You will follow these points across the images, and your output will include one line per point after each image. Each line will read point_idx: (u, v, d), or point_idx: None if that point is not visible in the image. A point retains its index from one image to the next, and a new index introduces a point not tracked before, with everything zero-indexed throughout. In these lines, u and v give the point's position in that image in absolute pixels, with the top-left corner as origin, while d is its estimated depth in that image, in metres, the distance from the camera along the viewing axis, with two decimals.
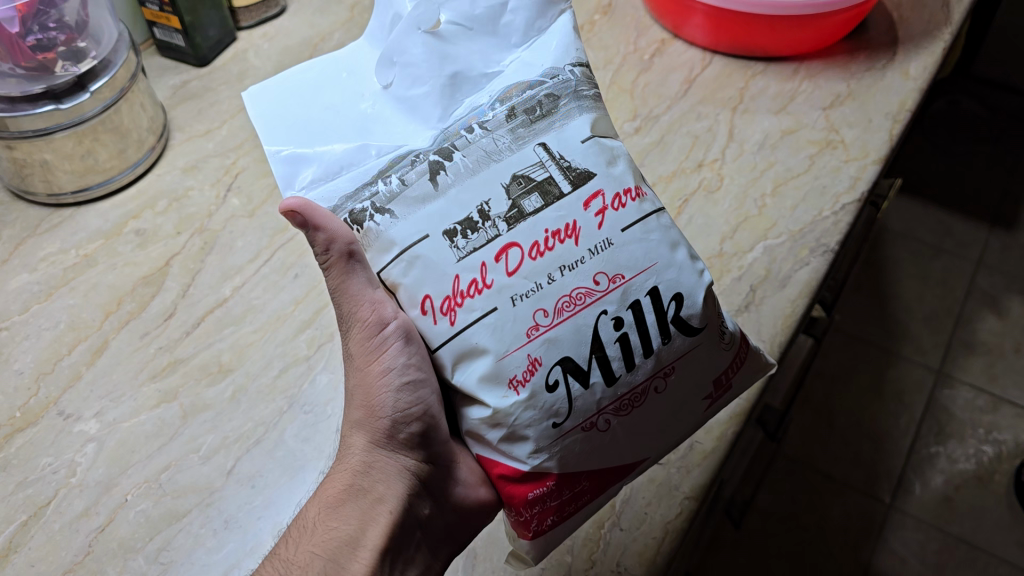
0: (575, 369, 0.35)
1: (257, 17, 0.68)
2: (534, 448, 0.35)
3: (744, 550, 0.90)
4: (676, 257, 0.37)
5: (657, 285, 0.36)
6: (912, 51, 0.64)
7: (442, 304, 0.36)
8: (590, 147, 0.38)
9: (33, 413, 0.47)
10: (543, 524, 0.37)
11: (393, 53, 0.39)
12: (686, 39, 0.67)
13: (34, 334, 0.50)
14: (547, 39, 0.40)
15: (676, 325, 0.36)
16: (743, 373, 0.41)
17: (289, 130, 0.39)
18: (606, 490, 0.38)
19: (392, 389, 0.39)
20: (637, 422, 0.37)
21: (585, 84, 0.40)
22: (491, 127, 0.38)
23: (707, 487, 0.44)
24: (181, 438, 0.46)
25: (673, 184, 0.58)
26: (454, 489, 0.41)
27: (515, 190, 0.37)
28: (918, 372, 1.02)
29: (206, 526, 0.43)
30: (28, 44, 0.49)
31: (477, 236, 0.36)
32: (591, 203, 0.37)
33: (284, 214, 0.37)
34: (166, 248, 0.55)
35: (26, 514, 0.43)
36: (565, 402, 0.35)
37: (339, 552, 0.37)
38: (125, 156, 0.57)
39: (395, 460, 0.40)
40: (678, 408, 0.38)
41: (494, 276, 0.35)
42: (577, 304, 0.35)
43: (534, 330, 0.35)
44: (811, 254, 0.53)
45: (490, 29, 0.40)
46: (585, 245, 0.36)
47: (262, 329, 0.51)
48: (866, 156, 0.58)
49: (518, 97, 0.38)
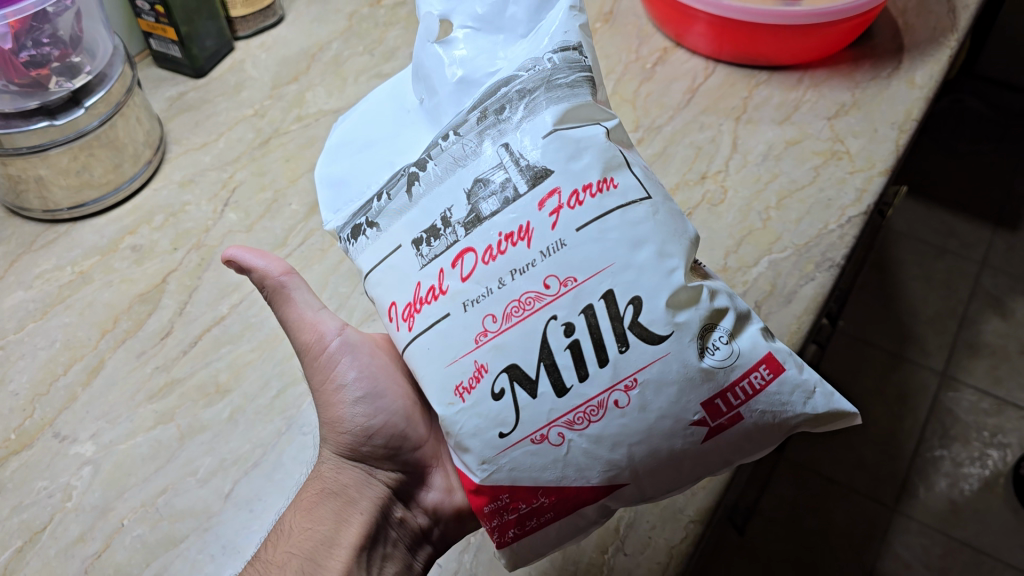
0: (524, 377, 0.32)
1: (255, 27, 0.68)
2: (482, 458, 0.33)
3: (746, 557, 0.89)
4: (638, 257, 0.33)
5: (613, 289, 0.32)
6: (918, 58, 0.64)
7: (402, 310, 0.35)
8: (550, 142, 0.35)
9: (28, 435, 0.46)
10: (506, 535, 0.35)
11: (417, 70, 0.40)
12: (688, 47, 0.66)
13: (29, 354, 0.50)
14: (549, 20, 0.38)
15: (635, 332, 0.32)
16: (766, 401, 0.33)
17: (340, 158, 0.42)
18: (579, 509, 0.34)
19: (348, 403, 0.43)
20: (601, 442, 0.32)
21: (563, 70, 0.36)
22: (463, 132, 0.37)
23: (713, 509, 0.43)
24: (179, 461, 0.46)
25: (676, 197, 0.57)
26: (426, 496, 0.44)
27: (475, 195, 0.35)
28: (925, 375, 1.02)
29: (204, 551, 0.43)
30: (22, 61, 0.48)
31: (439, 242, 0.35)
32: (546, 203, 0.34)
33: (224, 261, 0.43)
34: (162, 264, 0.54)
35: (21, 539, 0.43)
36: (512, 412, 0.32)
37: (315, 550, 0.38)
38: (122, 171, 0.56)
39: (363, 468, 0.43)
40: (660, 433, 0.32)
41: (449, 282, 0.34)
42: (527, 310, 0.33)
43: (482, 335, 0.33)
44: (816, 268, 0.52)
45: (496, 25, 0.39)
46: (537, 246, 0.33)
47: (259, 347, 0.50)
48: (872, 167, 0.57)
49: (492, 98, 0.37)
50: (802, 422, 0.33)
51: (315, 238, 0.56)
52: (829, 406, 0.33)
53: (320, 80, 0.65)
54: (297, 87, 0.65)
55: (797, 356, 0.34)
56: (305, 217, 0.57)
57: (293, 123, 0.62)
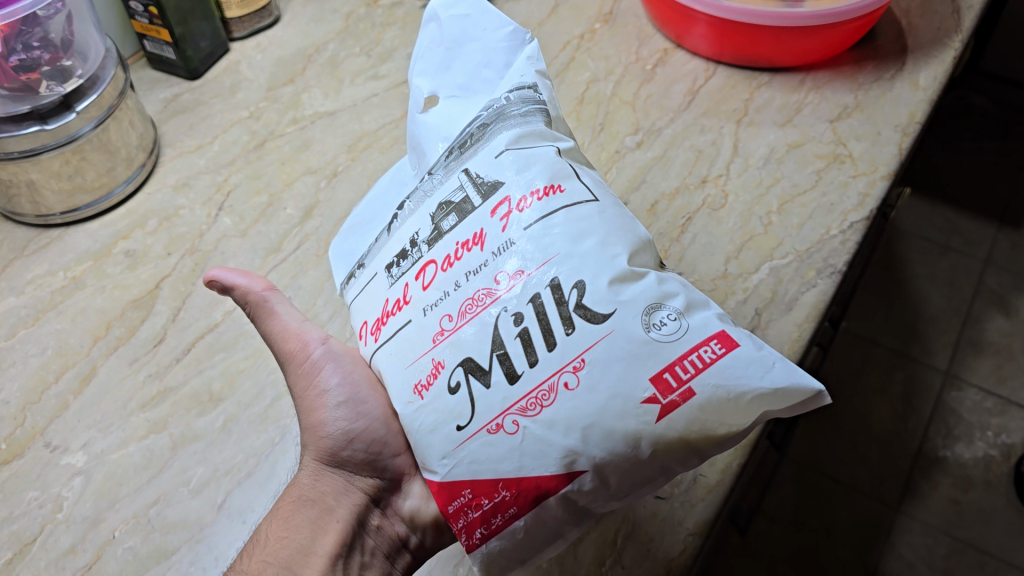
0: (478, 368, 0.32)
1: (250, 27, 0.67)
2: (443, 452, 0.32)
3: (749, 559, 0.88)
4: (580, 248, 0.33)
5: (557, 277, 0.32)
6: (921, 60, 0.63)
7: (371, 325, 0.37)
8: (503, 158, 0.36)
9: (19, 444, 0.46)
10: (474, 538, 0.33)
11: (414, 142, 0.42)
12: (689, 48, 0.66)
13: (20, 361, 0.49)
14: (511, 73, 0.40)
15: (580, 313, 0.31)
16: (720, 374, 0.30)
17: (352, 231, 0.45)
18: (544, 504, 0.32)
19: (330, 406, 0.42)
20: (553, 427, 0.30)
21: (518, 103, 0.38)
22: (433, 171, 0.39)
23: (712, 521, 0.42)
24: (171, 471, 0.45)
25: (676, 201, 0.56)
26: (403, 504, 0.43)
27: (439, 216, 0.37)
28: (928, 374, 1.01)
29: (196, 564, 0.42)
30: (11, 65, 0.47)
31: (407, 262, 0.37)
32: (497, 210, 0.35)
33: (205, 283, 0.43)
34: (156, 269, 0.54)
35: (10, 551, 0.42)
36: (468, 403, 0.32)
37: (292, 560, 0.38)
38: (115, 174, 0.55)
39: (343, 475, 0.42)
40: (612, 414, 0.30)
41: (412, 292, 0.36)
42: (479, 305, 0.33)
43: (439, 334, 0.34)
44: (818, 274, 0.51)
45: (473, 88, 0.40)
46: (489, 248, 0.34)
47: (253, 355, 0.50)
48: (874, 171, 0.56)
49: (456, 138, 0.39)
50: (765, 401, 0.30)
51: (310, 243, 0.55)
52: (790, 380, 0.30)
53: (317, 82, 0.64)
54: (293, 88, 0.64)
55: (758, 340, 0.32)
56: (300, 221, 0.56)
57: (289, 125, 0.62)
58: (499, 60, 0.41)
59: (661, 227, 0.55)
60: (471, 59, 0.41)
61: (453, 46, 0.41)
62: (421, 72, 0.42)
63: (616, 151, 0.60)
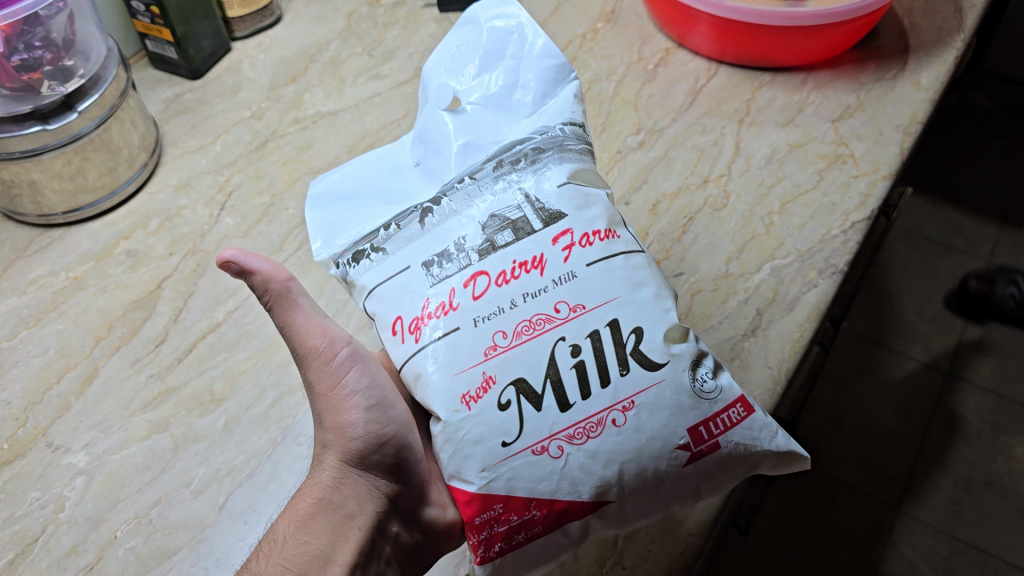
0: (530, 391, 0.33)
1: (252, 27, 0.67)
2: (482, 466, 0.32)
3: (752, 560, 0.88)
4: (638, 295, 0.35)
5: (618, 318, 0.34)
6: (923, 59, 0.63)
7: (409, 323, 0.35)
8: (565, 191, 0.37)
9: (21, 444, 0.46)
10: (492, 550, 0.33)
11: (424, 134, 0.42)
12: (691, 47, 0.65)
13: (22, 361, 0.49)
14: (552, 104, 0.41)
15: (636, 358, 0.33)
16: (741, 434, 0.34)
17: (334, 201, 0.43)
18: (564, 525, 0.33)
19: (361, 409, 0.38)
20: (596, 457, 0.32)
21: (573, 140, 0.39)
22: (479, 177, 0.38)
23: (713, 522, 0.42)
24: (173, 471, 0.45)
25: (678, 201, 0.56)
26: (423, 511, 0.39)
27: (490, 228, 0.36)
28: (929, 374, 1.01)
29: (197, 564, 0.42)
30: (13, 65, 0.47)
31: (451, 264, 0.36)
32: (559, 240, 0.36)
33: (221, 266, 0.37)
34: (157, 269, 0.54)
35: (13, 551, 0.42)
36: (517, 421, 0.32)
37: (310, 567, 0.35)
38: (116, 174, 0.55)
39: (365, 478, 0.38)
40: (649, 454, 0.33)
41: (460, 299, 0.35)
42: (536, 330, 0.34)
43: (491, 349, 0.33)
44: (819, 275, 0.51)
45: (504, 104, 0.41)
46: (549, 275, 0.35)
47: (255, 355, 0.50)
48: (876, 171, 0.56)
49: (507, 153, 0.39)
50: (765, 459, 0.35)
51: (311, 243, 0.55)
52: (788, 446, 0.35)
53: (318, 81, 0.64)
54: (295, 88, 0.64)
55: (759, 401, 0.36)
56: (301, 222, 0.56)
57: (290, 125, 0.62)
58: (538, 86, 0.41)
59: (662, 227, 0.55)
60: (508, 77, 0.41)
61: (489, 58, 0.42)
62: (452, 73, 0.42)
63: (617, 151, 0.60)
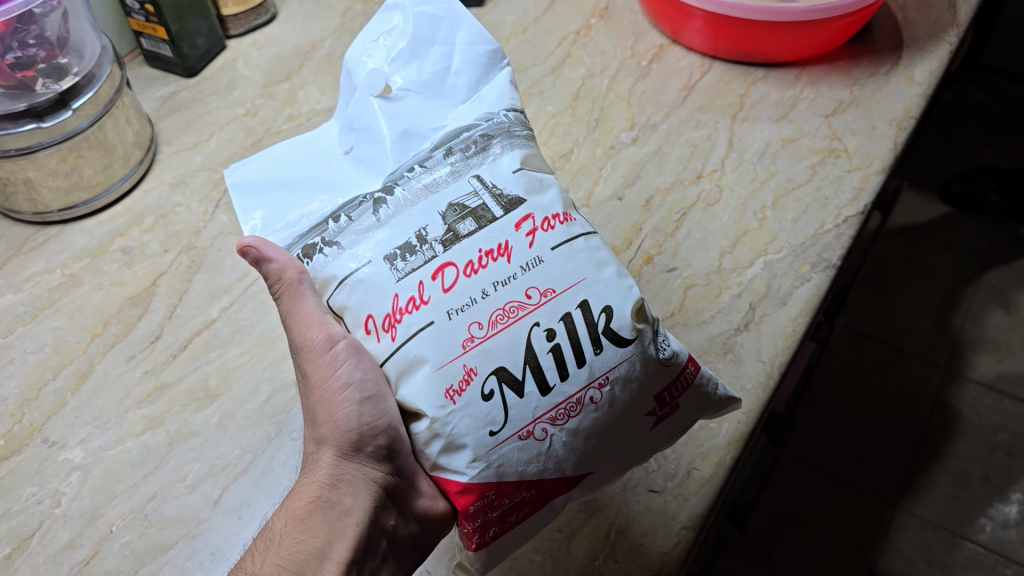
0: (511, 378, 0.33)
1: (247, 25, 0.67)
2: (472, 456, 0.32)
3: (752, 556, 0.88)
4: (603, 275, 0.35)
5: (587, 298, 0.34)
6: (917, 54, 0.63)
7: (383, 321, 0.34)
8: (521, 177, 0.37)
9: (17, 440, 0.46)
10: (487, 535, 0.34)
11: (352, 121, 0.39)
12: (685, 43, 0.66)
13: (18, 358, 0.49)
14: (488, 92, 0.40)
15: (608, 335, 0.34)
16: (694, 392, 0.37)
17: (261, 189, 0.40)
18: (550, 502, 0.34)
19: (353, 402, 0.36)
20: (576, 434, 0.33)
21: (519, 125, 0.39)
22: (430, 165, 0.37)
23: (705, 516, 0.42)
24: (167, 467, 0.45)
25: (671, 196, 0.56)
26: (416, 501, 0.37)
27: (450, 217, 0.36)
28: (927, 369, 1.01)
29: (192, 558, 0.42)
30: (7, 63, 0.47)
31: (416, 257, 0.35)
32: (521, 225, 0.35)
33: (242, 250, 0.37)
34: (152, 266, 0.54)
35: (8, 546, 0.42)
36: (502, 410, 0.32)
37: (307, 566, 0.34)
38: (111, 172, 0.56)
39: (359, 470, 0.37)
40: (621, 422, 0.34)
41: (430, 293, 0.34)
42: (510, 317, 0.34)
43: (468, 341, 0.33)
44: (812, 269, 0.51)
45: (437, 90, 0.39)
46: (517, 261, 0.35)
47: (249, 351, 0.50)
48: (869, 165, 0.56)
49: (455, 140, 0.38)
50: (712, 409, 0.38)
51: None
52: (728, 395, 0.39)
53: (312, 79, 0.64)
54: (290, 85, 0.64)
55: None
56: None
57: (285, 122, 0.62)
58: (473, 73, 0.40)
59: (656, 222, 0.55)
60: (439, 62, 0.39)
61: (418, 43, 0.39)
62: (378, 59, 0.39)
63: (610, 147, 0.60)
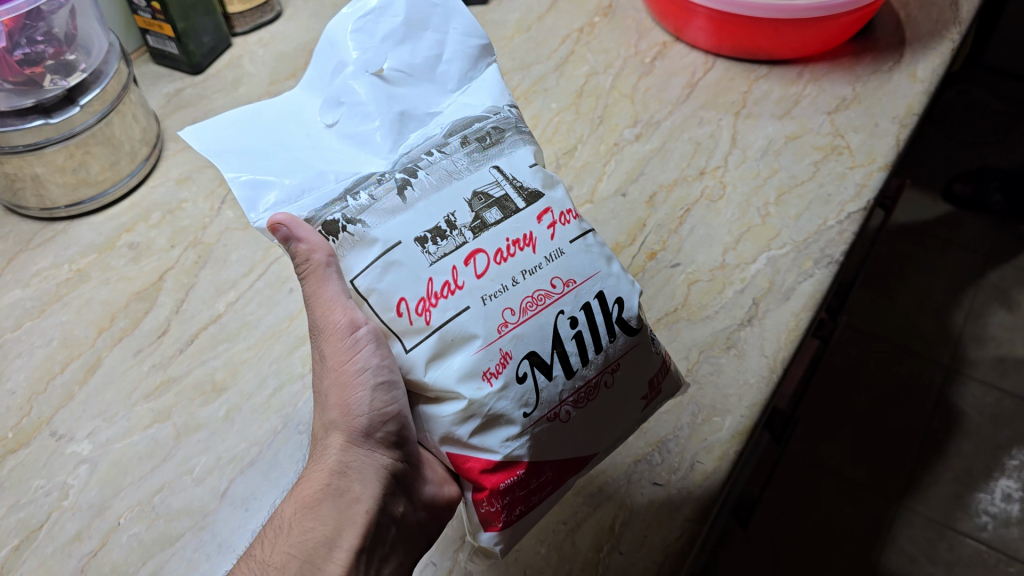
0: (542, 362, 0.34)
1: (251, 23, 0.68)
2: (510, 434, 0.33)
3: (751, 553, 0.89)
4: (612, 269, 0.37)
5: (603, 290, 0.36)
6: (919, 51, 0.63)
7: (416, 305, 0.34)
8: (536, 172, 0.37)
9: (25, 433, 0.46)
10: (513, 514, 0.35)
11: (340, 93, 0.37)
12: (688, 41, 0.66)
13: (26, 352, 0.50)
14: (480, 86, 0.40)
15: (621, 325, 0.36)
16: (672, 380, 0.40)
17: (244, 158, 0.36)
18: (565, 483, 0.36)
19: (367, 388, 0.35)
20: (591, 416, 0.35)
21: (522, 121, 0.40)
22: (449, 151, 0.36)
23: (709, 508, 0.42)
24: (175, 459, 0.45)
25: (675, 192, 0.57)
26: (423, 488, 0.38)
27: (476, 205, 0.35)
28: (930, 368, 1.01)
29: (200, 550, 0.42)
30: (17, 60, 0.47)
31: (446, 242, 0.34)
32: (543, 218, 0.36)
33: (272, 228, 0.34)
34: (159, 261, 0.54)
35: (17, 538, 0.43)
36: (534, 393, 0.33)
37: (316, 554, 0.34)
38: (118, 168, 0.56)
39: (370, 456, 0.37)
40: (623, 404, 0.37)
41: (464, 278, 0.34)
42: (539, 305, 0.34)
43: (503, 326, 0.33)
44: (815, 265, 0.51)
45: (428, 76, 0.39)
46: (541, 252, 0.35)
47: (256, 345, 0.50)
48: (872, 162, 0.56)
49: (467, 130, 0.37)
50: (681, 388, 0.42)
51: None
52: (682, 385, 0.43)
53: None
54: (294, 82, 0.64)
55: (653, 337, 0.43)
56: None
57: None
58: (462, 64, 0.40)
59: (659, 219, 0.55)
60: (432, 48, 0.39)
61: (412, 27, 0.38)
62: (369, 37, 0.37)
63: (614, 143, 0.60)
